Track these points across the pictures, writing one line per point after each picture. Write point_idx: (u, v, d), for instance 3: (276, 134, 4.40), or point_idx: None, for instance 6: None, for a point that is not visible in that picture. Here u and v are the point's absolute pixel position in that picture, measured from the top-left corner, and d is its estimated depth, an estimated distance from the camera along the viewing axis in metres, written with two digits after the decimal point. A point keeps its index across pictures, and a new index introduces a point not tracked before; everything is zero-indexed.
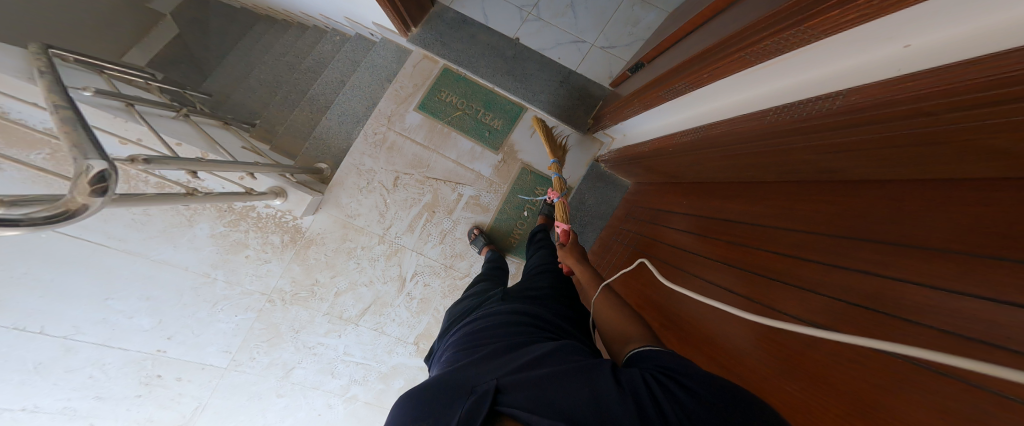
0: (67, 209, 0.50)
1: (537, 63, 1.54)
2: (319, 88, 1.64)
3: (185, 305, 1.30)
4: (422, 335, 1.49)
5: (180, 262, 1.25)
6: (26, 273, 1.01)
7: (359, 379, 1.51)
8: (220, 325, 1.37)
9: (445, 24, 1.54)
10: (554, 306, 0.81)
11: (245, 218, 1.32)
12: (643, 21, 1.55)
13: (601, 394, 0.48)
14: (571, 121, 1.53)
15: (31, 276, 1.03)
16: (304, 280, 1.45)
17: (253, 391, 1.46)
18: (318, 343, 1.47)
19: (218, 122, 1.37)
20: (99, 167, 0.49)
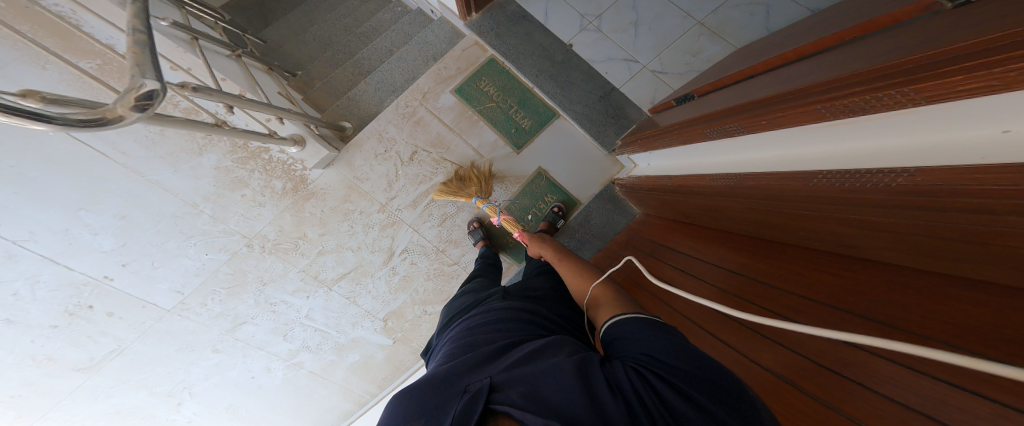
0: (104, 116, 0.55)
1: (582, 74, 1.52)
2: (369, 54, 1.72)
3: (158, 232, 1.24)
4: (393, 313, 1.52)
5: (173, 187, 1.22)
6: (13, 164, 1.01)
7: (312, 347, 1.49)
8: (184, 262, 1.29)
9: (505, 15, 1.56)
10: (544, 307, 0.79)
11: (255, 158, 1.32)
12: (706, 53, 1.47)
13: (592, 391, 0.46)
14: (599, 138, 1.50)
15: (18, 170, 1.02)
16: (292, 233, 1.41)
17: (189, 341, 1.37)
18: (282, 301, 1.43)
19: (264, 68, 1.48)
20: (151, 88, 0.57)
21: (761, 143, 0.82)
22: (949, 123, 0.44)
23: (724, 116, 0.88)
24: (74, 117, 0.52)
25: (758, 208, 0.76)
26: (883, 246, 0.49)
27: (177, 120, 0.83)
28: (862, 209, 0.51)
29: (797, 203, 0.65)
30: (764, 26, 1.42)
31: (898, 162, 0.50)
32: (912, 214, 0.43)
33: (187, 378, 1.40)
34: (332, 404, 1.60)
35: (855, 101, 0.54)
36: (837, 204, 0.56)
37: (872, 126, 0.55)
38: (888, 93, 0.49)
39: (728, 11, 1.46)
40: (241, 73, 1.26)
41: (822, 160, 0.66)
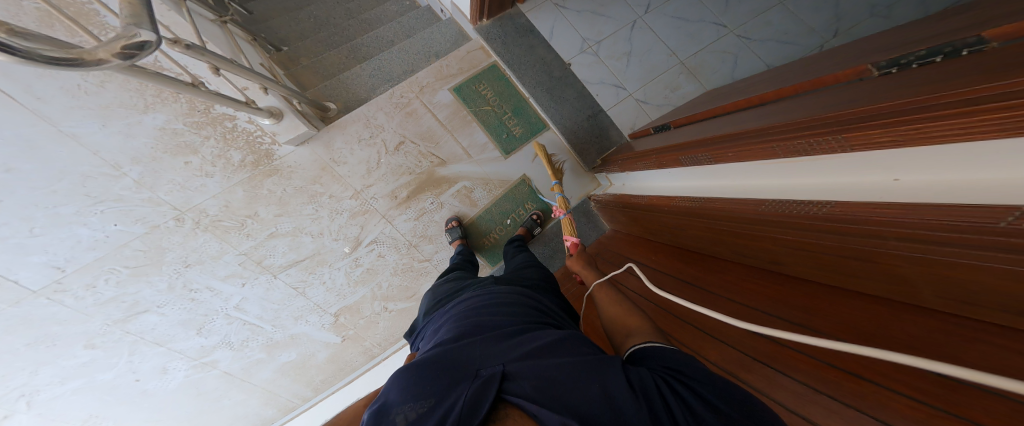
0: (79, 59, 0.52)
1: (576, 93, 1.55)
2: (368, 40, 1.64)
3: (53, 193, 1.07)
4: (347, 308, 1.44)
5: (90, 142, 1.08)
6: None
7: (233, 344, 1.36)
8: (74, 231, 1.12)
9: (513, 26, 1.56)
10: (548, 303, 0.74)
11: (215, 124, 1.22)
12: (683, 90, 1.56)
13: (615, 393, 0.39)
14: (581, 155, 1.54)
15: None
16: (241, 210, 1.28)
17: (53, 333, 1.17)
18: (206, 287, 1.29)
19: (247, 38, 1.44)
20: (144, 38, 0.57)
21: (710, 174, 0.90)
22: (862, 165, 0.49)
23: (697, 147, 0.88)
24: (41, 54, 0.49)
25: (716, 227, 0.76)
26: (807, 264, 0.55)
27: (153, 75, 0.80)
28: (802, 232, 0.54)
29: (745, 211, 0.69)
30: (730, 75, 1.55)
31: (826, 197, 0.55)
32: (855, 239, 0.46)
33: (31, 383, 1.20)
34: (247, 409, 1.45)
35: (804, 144, 0.56)
36: (784, 226, 0.58)
37: (798, 166, 0.62)
38: (824, 140, 0.51)
39: (706, 56, 1.57)
40: (225, 41, 1.25)
41: (764, 190, 0.70)
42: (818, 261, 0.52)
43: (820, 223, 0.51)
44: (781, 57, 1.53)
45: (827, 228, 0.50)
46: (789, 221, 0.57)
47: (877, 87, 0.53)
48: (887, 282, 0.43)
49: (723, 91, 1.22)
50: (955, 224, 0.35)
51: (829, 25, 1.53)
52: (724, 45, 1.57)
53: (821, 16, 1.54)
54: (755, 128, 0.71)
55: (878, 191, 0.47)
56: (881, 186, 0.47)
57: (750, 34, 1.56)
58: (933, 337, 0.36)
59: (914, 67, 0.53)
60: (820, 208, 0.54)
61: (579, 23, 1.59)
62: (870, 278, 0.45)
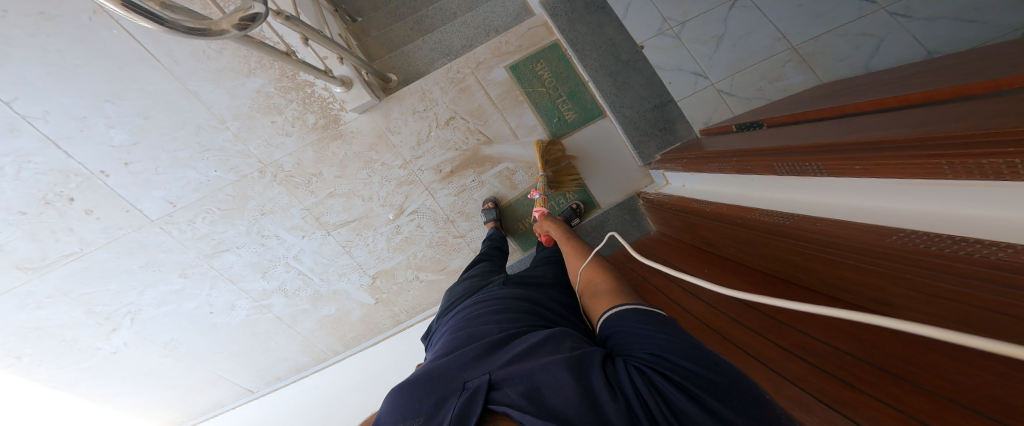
0: (208, 29, 0.61)
1: (645, 78, 1.40)
2: (436, 13, 1.66)
3: (175, 139, 1.33)
4: (384, 271, 1.57)
5: (205, 99, 1.30)
6: (63, 52, 1.15)
7: (288, 292, 1.58)
8: (185, 172, 1.37)
9: (581, 2, 1.43)
10: (547, 301, 0.71)
11: (297, 90, 1.36)
12: (785, 81, 1.32)
13: (594, 392, 0.39)
14: (638, 149, 1.41)
15: (66, 56, 1.16)
16: (308, 169, 1.44)
17: (160, 259, 1.46)
18: (275, 234, 1.49)
19: (330, 10, 1.55)
20: (256, 11, 0.65)
21: (808, 188, 0.73)
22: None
23: (806, 152, 0.71)
24: (183, 24, 0.57)
25: (804, 250, 0.63)
26: (931, 310, 0.42)
27: (258, 44, 0.88)
28: (928, 274, 0.40)
29: (846, 235, 0.54)
30: (858, 67, 1.26)
31: (981, 235, 0.39)
32: (977, 282, 0.35)
33: (137, 301, 1.50)
34: (288, 354, 1.68)
35: (963, 164, 0.40)
36: (907, 261, 0.43)
37: (948, 192, 0.45)
38: (990, 165, 0.37)
39: (831, 41, 1.29)
40: (314, 12, 1.37)
41: (879, 214, 0.55)
42: (952, 309, 0.39)
43: (951, 264, 0.38)
44: (943, 43, 1.19)
45: (959, 269, 0.37)
46: (907, 259, 0.43)
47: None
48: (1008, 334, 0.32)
49: (836, 89, 1.01)
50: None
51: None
52: (865, 26, 1.27)
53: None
54: (880, 137, 0.56)
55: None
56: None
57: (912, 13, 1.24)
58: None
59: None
60: (970, 249, 0.37)
61: (662, 2, 1.43)
62: (995, 327, 0.34)
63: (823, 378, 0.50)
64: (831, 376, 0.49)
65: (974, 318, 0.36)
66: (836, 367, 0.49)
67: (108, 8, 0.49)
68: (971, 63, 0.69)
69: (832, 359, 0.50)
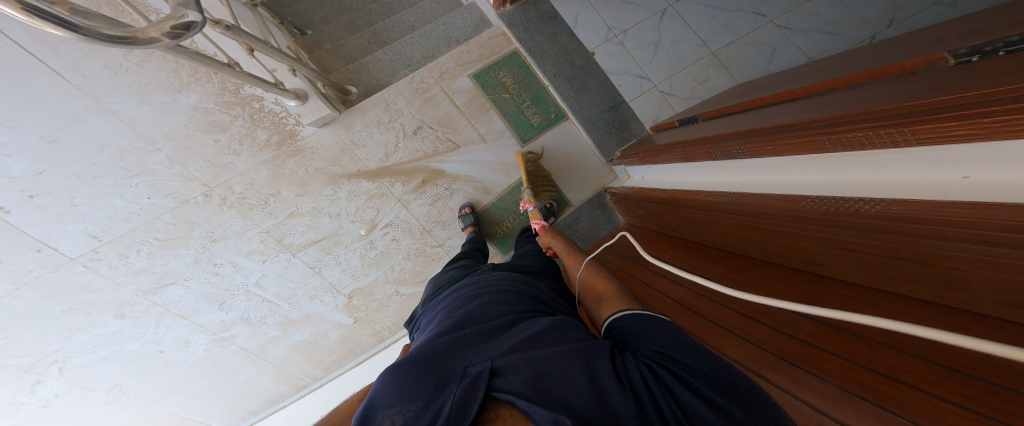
0: (133, 37, 0.54)
1: (598, 83, 1.53)
2: (390, 24, 1.65)
3: (93, 166, 1.13)
4: (361, 290, 1.47)
5: (129, 118, 1.13)
6: None
7: (252, 320, 1.42)
8: (110, 202, 1.17)
9: (536, 13, 1.53)
10: (543, 288, 0.75)
11: (243, 105, 1.25)
12: (711, 83, 1.52)
13: (603, 385, 0.39)
14: (600, 147, 1.52)
15: None
16: (264, 190, 1.31)
17: (86, 300, 1.24)
18: (229, 262, 1.33)
19: (273, 21, 1.47)
20: (190, 19, 0.59)
21: (736, 169, 0.86)
22: (918, 166, 0.46)
23: (733, 139, 0.84)
24: (102, 32, 0.51)
25: (747, 224, 0.73)
26: (854, 266, 0.51)
27: (194, 55, 0.80)
28: (846, 232, 0.51)
29: (783, 207, 0.66)
30: (766, 68, 1.49)
31: (881, 195, 0.51)
32: (901, 238, 0.43)
33: (67, 344, 1.27)
34: (260, 385, 1.52)
35: (857, 137, 0.53)
36: (825, 221, 0.55)
37: (842, 161, 0.58)
38: (885, 133, 0.48)
39: (740, 48, 1.52)
40: (255, 24, 1.29)
41: (798, 187, 0.68)
42: (876, 262, 0.48)
43: (858, 221, 0.50)
44: (824, 50, 1.47)
45: (873, 226, 0.47)
46: (830, 220, 0.54)
47: (997, 64, 0.45)
48: (941, 287, 0.41)
49: (756, 84, 1.19)
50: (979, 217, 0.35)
51: (881, 15, 1.46)
52: (762, 35, 1.51)
53: (864, 9, 1.47)
54: (792, 120, 0.70)
55: (938, 190, 0.43)
56: (937, 186, 0.44)
57: (802, 24, 1.50)
58: (993, 336, 0.34)
59: (1001, 54, 0.49)
60: (869, 207, 0.49)
61: (606, 12, 1.56)
62: (919, 277, 0.43)
63: (781, 338, 0.58)
64: (793, 337, 0.56)
65: (898, 271, 0.45)
66: (793, 328, 0.57)
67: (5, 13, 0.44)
68: (856, 57, 0.86)
69: (794, 325, 0.57)
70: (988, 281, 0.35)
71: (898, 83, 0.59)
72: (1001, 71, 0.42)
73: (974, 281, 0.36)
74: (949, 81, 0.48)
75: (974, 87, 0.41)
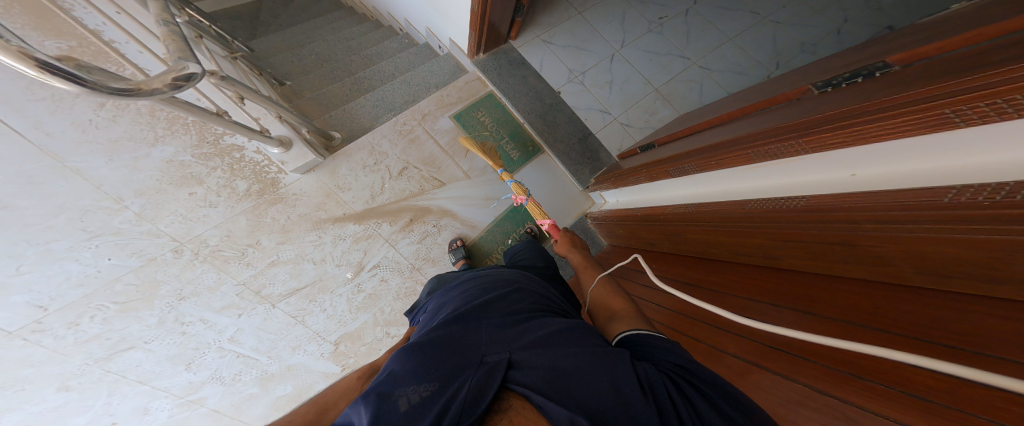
0: (137, 89, 0.55)
1: (566, 118, 1.68)
2: (371, 73, 1.75)
3: (49, 229, 0.96)
4: (349, 335, 1.35)
5: (94, 177, 1.01)
6: None
7: (224, 378, 1.27)
8: (69, 267, 1.01)
9: (507, 59, 1.71)
10: (553, 293, 0.79)
11: (223, 155, 1.22)
12: (659, 115, 1.73)
13: (622, 387, 0.42)
14: (575, 175, 1.62)
15: None
16: (242, 240, 1.24)
17: (21, 377, 1.02)
18: (199, 320, 1.20)
19: (253, 72, 1.51)
20: (191, 71, 0.62)
21: (693, 182, 0.97)
22: (823, 165, 0.59)
23: (684, 158, 0.93)
24: (110, 86, 0.51)
25: (711, 230, 0.81)
26: (799, 255, 0.58)
27: (181, 103, 0.78)
28: (795, 228, 0.58)
29: (737, 211, 0.75)
30: (700, 100, 1.74)
31: (810, 192, 0.61)
32: (829, 225, 0.52)
33: None
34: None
35: (775, 148, 0.64)
36: (773, 219, 0.63)
37: (776, 168, 0.69)
38: (788, 145, 0.60)
39: (677, 85, 1.77)
40: (240, 75, 1.32)
41: (748, 192, 0.77)
42: (816, 249, 0.54)
43: (801, 215, 0.58)
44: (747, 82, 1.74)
45: (809, 215, 0.56)
46: (779, 217, 0.62)
47: (849, 91, 0.59)
48: (866, 265, 0.46)
49: (702, 110, 1.36)
50: (908, 202, 0.43)
51: (783, 51, 1.78)
52: (691, 74, 1.78)
53: (766, 52, 1.79)
54: (725, 140, 0.81)
55: (845, 185, 0.55)
56: (842, 181, 0.56)
57: (723, 63, 1.79)
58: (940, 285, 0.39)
59: (844, 86, 0.63)
60: (798, 201, 0.61)
61: (566, 57, 1.76)
62: (844, 257, 0.49)
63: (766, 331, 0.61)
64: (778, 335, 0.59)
65: (832, 255, 0.51)
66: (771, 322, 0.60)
67: (16, 69, 0.44)
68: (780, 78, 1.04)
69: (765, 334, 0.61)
70: (909, 255, 0.40)
71: (788, 107, 0.72)
72: (863, 90, 0.55)
73: (888, 255, 0.43)
74: (828, 100, 0.61)
75: (858, 101, 0.51)
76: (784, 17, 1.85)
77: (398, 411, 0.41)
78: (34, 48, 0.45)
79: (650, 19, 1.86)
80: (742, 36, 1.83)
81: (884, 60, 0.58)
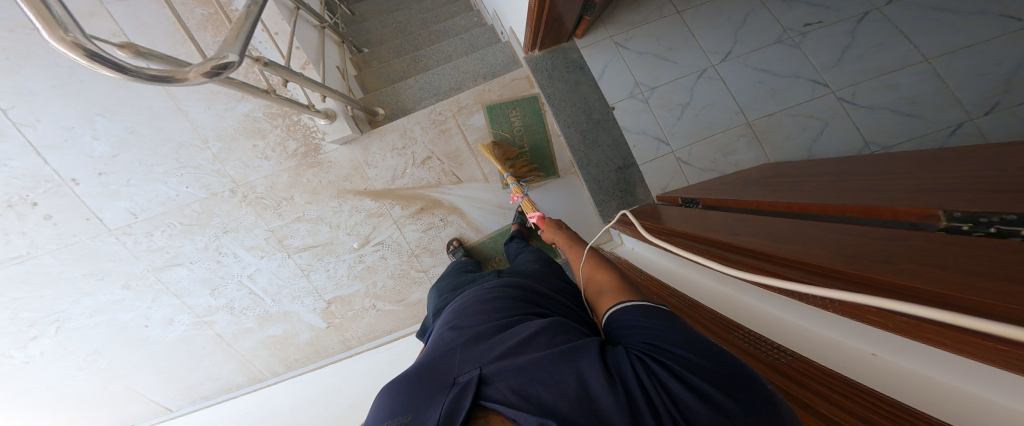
0: (173, 77, 0.62)
1: (612, 139, 1.47)
2: (428, 53, 1.78)
3: (156, 154, 1.41)
4: (341, 297, 1.54)
5: (196, 118, 1.40)
6: (73, 68, 1.31)
7: (234, 309, 1.55)
8: (155, 187, 1.43)
9: (563, 60, 1.52)
10: (540, 287, 0.73)
11: (285, 117, 1.45)
12: (737, 156, 1.43)
13: (590, 383, 0.39)
14: (600, 206, 1.44)
15: (73, 73, 1.32)
16: (281, 193, 1.47)
17: (106, 269, 1.46)
18: (232, 253, 1.50)
19: (332, 41, 1.71)
20: (228, 60, 0.68)
21: (705, 274, 0.79)
22: (848, 335, 0.46)
23: (706, 245, 0.69)
24: (147, 72, 0.58)
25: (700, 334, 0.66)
26: None
27: (235, 83, 0.91)
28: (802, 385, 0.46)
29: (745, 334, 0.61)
30: (807, 147, 1.39)
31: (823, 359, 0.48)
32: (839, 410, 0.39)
33: (68, 311, 1.49)
34: (220, 372, 1.61)
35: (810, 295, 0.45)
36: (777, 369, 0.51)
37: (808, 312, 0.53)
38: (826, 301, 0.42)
39: (782, 120, 1.42)
40: (315, 45, 1.51)
41: (760, 319, 0.62)
42: None
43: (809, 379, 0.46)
44: (886, 135, 1.35)
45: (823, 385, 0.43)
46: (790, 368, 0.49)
47: (923, 251, 0.38)
48: None
49: (784, 169, 1.04)
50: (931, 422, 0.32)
51: (979, 99, 1.31)
52: (815, 109, 1.41)
53: (973, 86, 1.32)
54: (757, 243, 0.59)
55: (862, 369, 0.43)
56: (857, 356, 0.44)
57: (861, 101, 1.39)
58: None
59: (991, 232, 0.38)
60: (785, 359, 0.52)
61: (636, 66, 1.50)
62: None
63: None
64: None
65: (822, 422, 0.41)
66: None
67: (70, 58, 0.51)
68: (900, 163, 0.71)
69: None
70: None
71: (869, 234, 0.47)
72: (929, 274, 0.32)
73: None
74: (882, 262, 0.38)
75: (931, 286, 0.30)
76: (956, 66, 1.35)
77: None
78: (86, 39, 0.52)
79: (790, 25, 1.48)
80: (940, 60, 1.36)
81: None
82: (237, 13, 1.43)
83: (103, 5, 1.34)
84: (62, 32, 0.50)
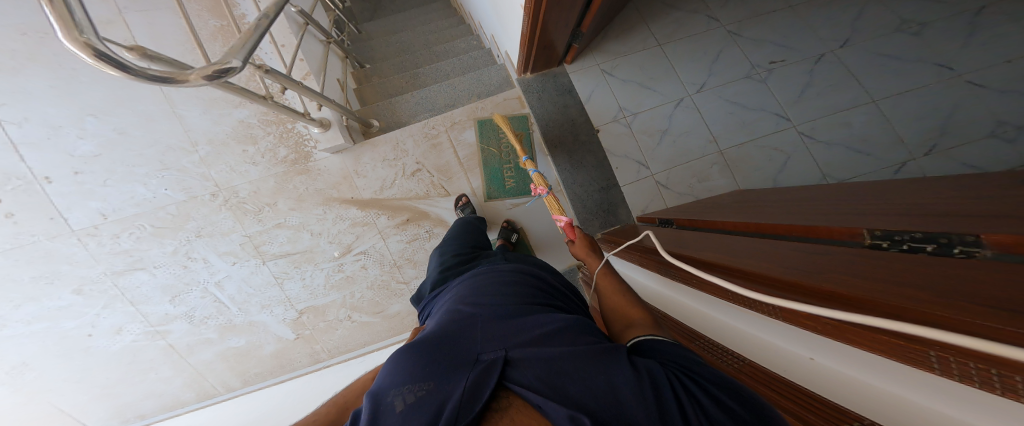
0: (173, 77, 0.63)
1: (596, 160, 1.51)
2: (427, 71, 1.85)
3: (139, 155, 1.40)
4: (314, 308, 1.49)
5: (188, 122, 1.42)
6: (74, 69, 1.34)
7: (195, 318, 1.48)
8: (133, 188, 1.40)
9: (553, 84, 1.60)
10: (551, 287, 0.72)
11: (279, 124, 1.47)
12: (712, 183, 1.48)
13: (621, 387, 0.37)
14: (584, 224, 1.47)
15: (73, 72, 1.34)
16: (265, 199, 1.46)
17: (60, 271, 1.41)
18: (202, 258, 1.45)
19: (335, 55, 1.77)
20: (230, 66, 0.70)
21: (668, 287, 0.78)
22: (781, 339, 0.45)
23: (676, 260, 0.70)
24: (150, 73, 0.60)
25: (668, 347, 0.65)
26: None
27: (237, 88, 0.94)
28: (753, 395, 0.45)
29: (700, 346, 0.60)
30: (774, 176, 1.45)
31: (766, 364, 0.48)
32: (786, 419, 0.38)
33: (9, 315, 1.42)
34: (167, 388, 1.51)
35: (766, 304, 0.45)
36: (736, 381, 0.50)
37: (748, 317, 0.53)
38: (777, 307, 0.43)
39: (751, 150, 1.49)
40: (318, 58, 1.57)
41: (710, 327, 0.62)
42: None
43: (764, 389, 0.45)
44: (845, 169, 1.42)
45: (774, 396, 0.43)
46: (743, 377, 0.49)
47: (867, 261, 0.39)
48: None
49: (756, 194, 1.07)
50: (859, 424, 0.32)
51: (922, 141, 1.42)
52: (781, 141, 1.48)
53: (919, 127, 1.43)
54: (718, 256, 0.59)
55: (801, 372, 0.42)
56: (800, 361, 0.42)
57: (819, 135, 1.47)
58: None
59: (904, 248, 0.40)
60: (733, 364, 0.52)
61: (621, 93, 1.57)
62: None
63: None
64: None
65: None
66: None
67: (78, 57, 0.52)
68: (858, 188, 0.74)
69: None
70: None
71: (814, 248, 0.48)
72: (869, 277, 0.33)
73: None
74: (828, 269, 0.39)
75: (864, 292, 0.31)
76: (906, 107, 1.46)
77: (393, 414, 0.38)
78: (97, 40, 0.53)
79: (758, 62, 1.58)
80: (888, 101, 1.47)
81: (974, 232, 0.34)
82: (248, 25, 1.49)
83: (122, 15, 1.40)
84: (76, 32, 0.52)
